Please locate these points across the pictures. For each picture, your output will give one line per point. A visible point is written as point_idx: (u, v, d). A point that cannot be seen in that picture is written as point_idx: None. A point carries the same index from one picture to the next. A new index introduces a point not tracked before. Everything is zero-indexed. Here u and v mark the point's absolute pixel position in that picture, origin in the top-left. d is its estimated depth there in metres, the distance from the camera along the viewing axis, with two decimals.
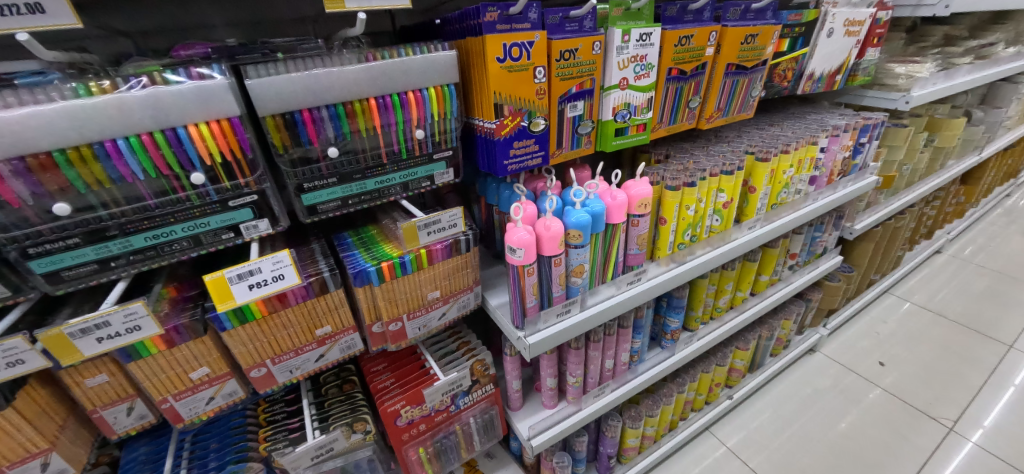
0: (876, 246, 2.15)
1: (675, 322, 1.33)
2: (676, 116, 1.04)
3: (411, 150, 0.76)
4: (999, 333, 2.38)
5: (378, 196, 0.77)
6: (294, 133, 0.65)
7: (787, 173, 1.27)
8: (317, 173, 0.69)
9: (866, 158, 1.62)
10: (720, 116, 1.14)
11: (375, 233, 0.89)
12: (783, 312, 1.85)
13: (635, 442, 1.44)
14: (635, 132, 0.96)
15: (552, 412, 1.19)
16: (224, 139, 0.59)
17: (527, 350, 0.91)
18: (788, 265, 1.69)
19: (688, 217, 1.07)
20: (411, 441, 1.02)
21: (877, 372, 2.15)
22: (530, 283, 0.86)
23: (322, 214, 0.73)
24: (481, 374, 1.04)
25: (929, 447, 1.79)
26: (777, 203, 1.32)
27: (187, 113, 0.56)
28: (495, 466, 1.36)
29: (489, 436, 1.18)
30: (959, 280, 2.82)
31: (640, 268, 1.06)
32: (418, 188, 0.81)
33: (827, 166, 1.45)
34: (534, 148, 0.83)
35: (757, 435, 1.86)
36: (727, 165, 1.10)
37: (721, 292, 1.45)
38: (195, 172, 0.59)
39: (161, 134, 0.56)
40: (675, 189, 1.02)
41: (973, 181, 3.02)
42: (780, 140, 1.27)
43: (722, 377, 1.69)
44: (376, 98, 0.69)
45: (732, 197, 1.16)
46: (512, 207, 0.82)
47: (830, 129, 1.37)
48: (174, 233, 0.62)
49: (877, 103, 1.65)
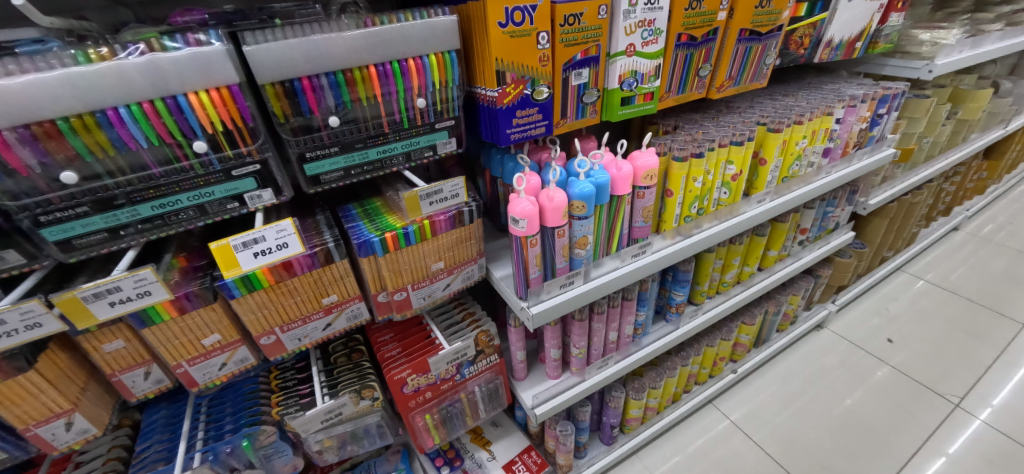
0: (891, 221, 2.11)
1: (680, 296, 1.33)
2: (685, 85, 1.01)
3: (412, 119, 0.75)
4: (1013, 311, 2.35)
5: (380, 166, 0.77)
6: (295, 102, 0.64)
7: (799, 144, 1.24)
8: (319, 142, 0.69)
9: (884, 130, 1.56)
10: (731, 85, 1.11)
11: (380, 204, 0.90)
12: (791, 287, 1.83)
13: (638, 413, 1.47)
14: (642, 102, 0.94)
15: (556, 383, 1.22)
16: (224, 107, 0.59)
17: (529, 320, 0.91)
18: (798, 240, 1.67)
19: (695, 189, 1.06)
20: (417, 408, 1.05)
21: (885, 349, 2.14)
22: (534, 254, 0.86)
23: (325, 184, 0.73)
24: (485, 344, 1.06)
25: (935, 424, 1.80)
26: (788, 176, 1.30)
27: (187, 81, 0.56)
28: (501, 435, 1.40)
29: (494, 405, 1.20)
30: (975, 258, 2.76)
31: (645, 241, 1.06)
32: (421, 158, 0.80)
33: (842, 138, 1.40)
34: (537, 117, 0.81)
35: (761, 410, 1.88)
36: (737, 135, 1.08)
37: (728, 266, 1.45)
38: (197, 141, 0.59)
39: (162, 103, 0.56)
40: (682, 160, 1.00)
41: (996, 155, 2.92)
42: (793, 111, 1.23)
43: (727, 351, 1.70)
44: (377, 65, 0.68)
45: (741, 169, 1.13)
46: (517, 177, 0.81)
47: (846, 100, 1.33)
48: (180, 203, 0.63)
49: (898, 72, 1.58)
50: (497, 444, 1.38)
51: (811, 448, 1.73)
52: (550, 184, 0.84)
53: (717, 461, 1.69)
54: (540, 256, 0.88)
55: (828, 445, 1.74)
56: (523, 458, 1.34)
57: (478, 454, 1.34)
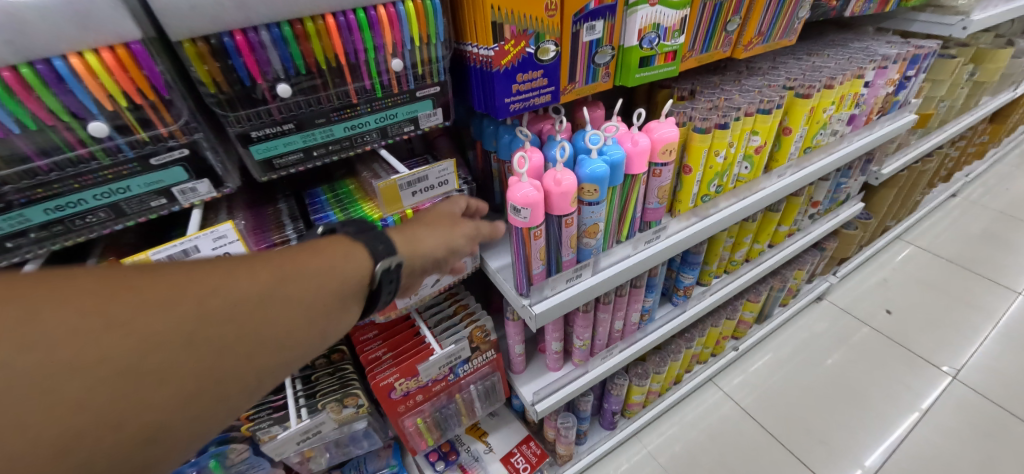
0: (899, 191, 2.03)
1: (689, 279, 1.23)
2: (710, 43, 0.86)
3: (387, 85, 0.60)
4: (1008, 279, 2.34)
5: (349, 145, 0.63)
6: (228, 66, 0.49)
7: (827, 111, 1.11)
8: (267, 118, 0.54)
9: (909, 94, 1.44)
10: (759, 43, 0.96)
11: (353, 188, 0.76)
12: (797, 262, 1.75)
13: (640, 398, 1.41)
14: (663, 63, 0.79)
15: (557, 375, 1.14)
16: (125, 73, 0.43)
17: (532, 320, 0.80)
18: (810, 214, 1.57)
19: (716, 165, 0.93)
20: (407, 412, 0.95)
21: (883, 320, 2.12)
22: (539, 247, 0.74)
23: (281, 169, 0.59)
24: (480, 340, 0.95)
25: (932, 396, 1.79)
26: (811, 146, 1.18)
27: (64, 36, 0.39)
28: (498, 425, 1.33)
29: (492, 401, 1.11)
30: (973, 226, 2.73)
31: (659, 224, 0.94)
32: (399, 134, 0.66)
33: (868, 103, 1.28)
34: (542, 83, 0.67)
35: (761, 385, 1.85)
36: (765, 102, 0.94)
37: (738, 245, 1.35)
38: (94, 121, 0.44)
39: (30, 70, 0.39)
40: (705, 131, 0.87)
41: (1001, 119, 2.83)
42: (822, 72, 1.09)
43: (730, 330, 1.63)
44: (336, 15, 0.52)
45: (766, 141, 1.01)
46: (519, 158, 0.67)
47: (878, 60, 1.19)
48: (86, 202, 0.48)
49: (928, 29, 1.44)
50: (494, 435, 1.31)
51: (811, 423, 1.71)
52: (558, 165, 0.70)
53: (717, 438, 1.66)
54: (544, 250, 0.76)
55: (827, 419, 1.72)
56: (522, 449, 1.28)
57: (474, 447, 1.27)
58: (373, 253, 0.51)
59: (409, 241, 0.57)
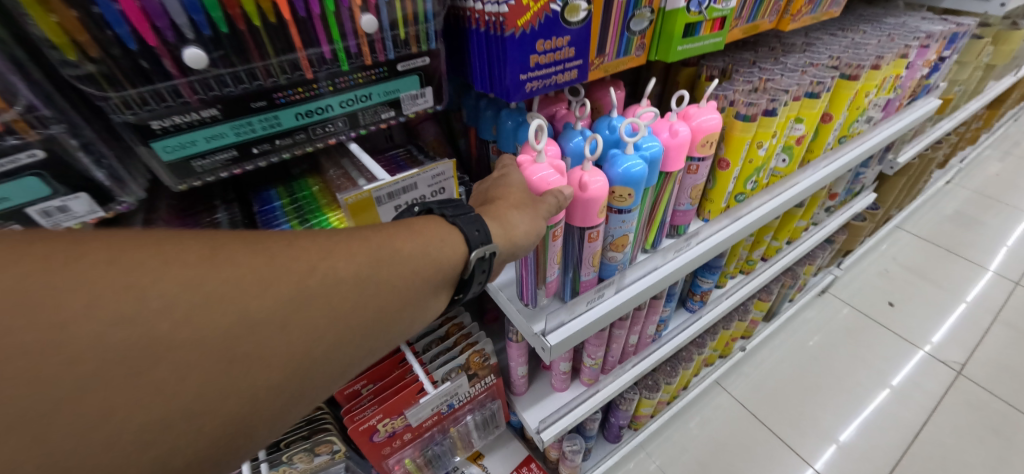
0: (908, 180, 1.93)
1: (708, 284, 1.11)
2: (759, 9, 0.71)
3: (355, 54, 0.43)
4: (1004, 268, 2.32)
5: (305, 138, 0.46)
6: (96, 17, 0.31)
7: (869, 95, 0.98)
8: (174, 100, 0.36)
9: (938, 77, 1.32)
10: (806, 13, 0.81)
11: (318, 190, 0.60)
12: (808, 257, 1.65)
13: (649, 410, 1.30)
14: (709, 32, 0.63)
15: (565, 396, 1.00)
16: None
17: (546, 352, 0.65)
18: (826, 207, 1.45)
19: (757, 158, 0.79)
20: (394, 454, 0.80)
21: (886, 313, 2.07)
22: (557, 249, 0.59)
23: (205, 173, 0.42)
24: (478, 366, 0.81)
25: (939, 392, 1.75)
26: (847, 135, 1.05)
27: None
28: (495, 446, 1.20)
29: (491, 429, 0.97)
30: (963, 213, 2.71)
31: (688, 229, 0.80)
32: (375, 122, 0.49)
33: (904, 86, 1.15)
34: (567, 54, 0.50)
35: (766, 385, 1.76)
36: (814, 84, 0.80)
37: (758, 243, 1.22)
38: None
39: None
40: (749, 119, 0.72)
41: (996, 105, 2.79)
42: (867, 50, 0.95)
43: (740, 331, 1.53)
44: None
45: (808, 130, 0.87)
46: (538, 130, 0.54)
47: (921, 38, 1.06)
48: None
49: (961, 6, 1.31)
50: (490, 457, 1.18)
51: (820, 425, 1.63)
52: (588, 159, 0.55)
53: (726, 445, 1.57)
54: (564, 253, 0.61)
55: (835, 419, 1.65)
56: (523, 472, 1.15)
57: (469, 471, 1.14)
58: (467, 235, 0.43)
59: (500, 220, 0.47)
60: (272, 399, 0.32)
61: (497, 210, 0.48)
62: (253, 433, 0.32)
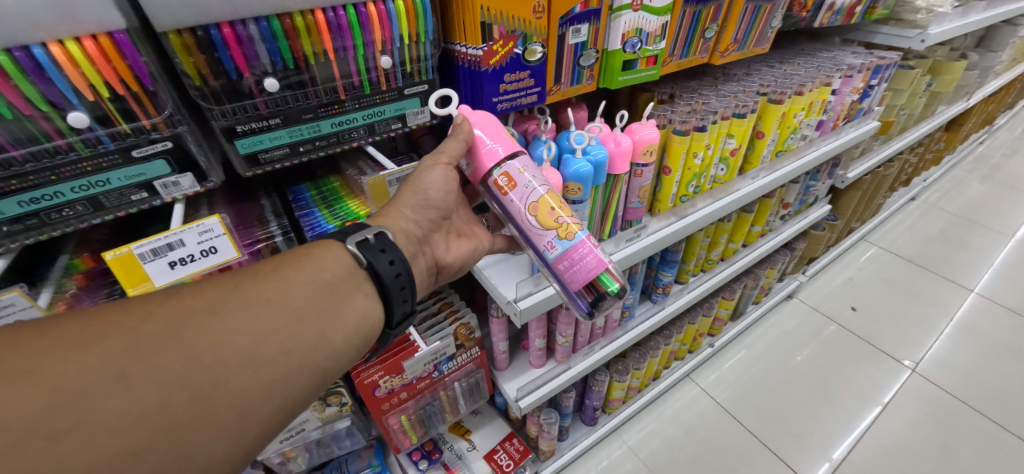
0: (863, 194, 2.12)
1: (668, 277, 1.27)
2: (689, 48, 0.89)
3: (375, 82, 0.60)
4: (961, 277, 2.49)
5: (336, 141, 0.63)
6: (215, 59, 0.48)
7: (797, 117, 1.16)
8: (253, 112, 0.53)
9: (872, 102, 1.52)
10: (734, 50, 1.00)
11: (338, 186, 0.77)
12: (769, 262, 1.82)
13: (620, 394, 1.44)
14: (644, 67, 0.81)
15: (540, 372, 1.15)
16: (108, 64, 0.42)
17: (517, 316, 0.81)
18: (781, 215, 1.64)
19: (695, 166, 0.97)
20: (391, 410, 0.95)
21: (847, 316, 2.22)
22: (537, 197, 0.63)
23: (266, 164, 0.59)
24: (465, 337, 0.96)
25: (892, 388, 1.89)
26: (782, 150, 1.23)
27: (39, 24, 0.38)
28: (481, 423, 1.35)
29: (475, 398, 1.12)
30: (927, 228, 2.89)
31: (639, 223, 0.97)
32: (387, 131, 0.67)
33: (835, 110, 1.34)
34: (528, 83, 0.68)
35: (734, 381, 1.91)
36: (740, 107, 0.98)
37: (715, 244, 1.39)
38: (74, 112, 0.43)
39: (8, 57, 0.38)
40: (684, 134, 0.90)
41: (954, 128, 3.02)
42: (793, 79, 1.14)
43: (706, 327, 1.68)
44: (327, 11, 0.52)
45: (740, 144, 1.05)
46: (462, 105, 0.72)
47: (844, 69, 1.26)
48: (64, 195, 0.47)
49: (889, 42, 1.51)
50: (476, 433, 1.32)
51: (782, 418, 1.77)
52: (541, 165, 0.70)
53: (696, 433, 1.71)
54: (554, 210, 0.63)
55: (795, 411, 1.80)
56: (505, 446, 1.29)
57: (457, 444, 1.28)
58: (341, 237, 0.57)
59: (386, 221, 0.63)
60: (266, 352, 0.45)
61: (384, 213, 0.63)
62: (257, 382, 0.44)
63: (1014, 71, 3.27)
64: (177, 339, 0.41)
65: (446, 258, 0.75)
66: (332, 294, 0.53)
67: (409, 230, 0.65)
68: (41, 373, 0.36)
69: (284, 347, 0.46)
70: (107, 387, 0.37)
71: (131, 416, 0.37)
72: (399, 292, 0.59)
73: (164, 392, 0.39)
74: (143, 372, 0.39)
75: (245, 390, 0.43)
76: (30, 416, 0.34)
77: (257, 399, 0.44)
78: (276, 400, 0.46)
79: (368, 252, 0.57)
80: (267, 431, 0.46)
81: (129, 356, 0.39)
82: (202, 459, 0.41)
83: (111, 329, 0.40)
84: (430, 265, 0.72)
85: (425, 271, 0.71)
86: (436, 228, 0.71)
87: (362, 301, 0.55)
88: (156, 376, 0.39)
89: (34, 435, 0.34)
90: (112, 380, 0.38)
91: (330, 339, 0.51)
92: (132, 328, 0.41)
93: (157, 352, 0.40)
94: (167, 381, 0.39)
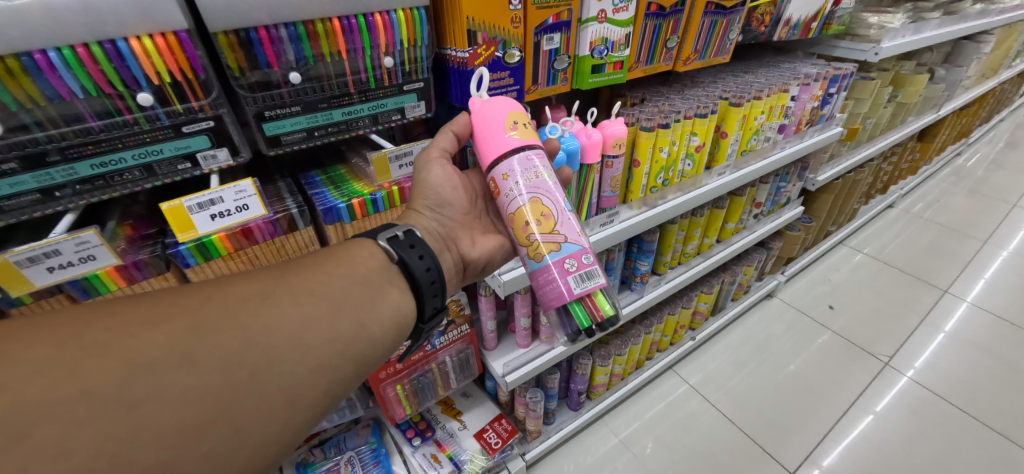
0: (836, 198, 2.25)
1: (644, 266, 1.38)
2: (653, 56, 1.02)
3: (379, 78, 0.72)
4: (937, 278, 2.59)
5: (346, 128, 0.74)
6: (251, 55, 0.60)
7: (758, 119, 1.28)
8: (279, 100, 0.65)
9: (833, 108, 1.65)
10: (696, 59, 1.13)
11: (345, 172, 0.87)
12: (746, 259, 1.93)
13: (604, 379, 1.53)
14: (612, 71, 0.94)
15: (526, 351, 1.25)
16: (171, 55, 0.54)
17: (501, 288, 0.93)
18: (754, 214, 1.76)
19: (661, 159, 1.08)
20: (388, 379, 1.05)
21: (829, 316, 2.31)
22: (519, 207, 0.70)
23: (286, 146, 0.70)
24: (456, 313, 1.07)
25: (867, 379, 1.97)
26: (746, 149, 1.35)
27: (126, 23, 0.50)
28: (471, 405, 1.44)
29: (465, 374, 1.23)
30: (906, 233, 3.01)
31: (613, 210, 1.08)
32: (389, 121, 0.78)
33: (796, 114, 1.47)
34: (509, 82, 0.80)
35: (715, 374, 1.99)
36: (701, 108, 1.11)
37: (690, 238, 1.51)
38: (142, 92, 0.54)
39: (99, 48, 0.50)
40: (650, 130, 1.02)
41: (928, 138, 3.18)
42: (753, 86, 1.28)
43: (686, 319, 1.78)
44: (341, 18, 0.64)
45: (704, 141, 1.17)
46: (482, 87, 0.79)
47: (801, 78, 1.39)
48: (125, 162, 0.58)
49: (848, 55, 1.65)
50: (467, 414, 1.40)
51: (761, 408, 1.84)
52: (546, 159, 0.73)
53: (678, 421, 1.79)
54: (531, 224, 0.70)
55: (772, 399, 1.88)
56: (494, 425, 1.37)
57: (449, 424, 1.36)
58: (371, 237, 0.69)
59: (411, 221, 0.76)
60: (310, 338, 0.53)
61: (409, 216, 0.77)
62: (304, 365, 0.52)
63: (983, 84, 3.44)
64: (231, 322, 0.50)
65: (472, 253, 0.84)
66: (369, 288, 0.62)
67: (432, 228, 0.78)
68: (120, 348, 0.44)
69: (308, 315, 0.54)
70: (176, 363, 0.45)
71: (199, 390, 0.45)
72: (429, 286, 0.69)
73: (226, 371, 0.47)
74: (206, 350, 0.47)
75: (295, 373, 0.51)
76: (112, 384, 0.42)
77: (306, 381, 0.52)
78: (322, 384, 0.53)
79: (398, 247, 0.68)
80: (314, 416, 0.53)
81: (194, 335, 0.47)
82: (257, 434, 0.48)
83: (174, 313, 0.48)
84: (457, 261, 0.82)
85: (453, 267, 0.81)
86: (459, 226, 0.83)
87: (397, 294, 0.65)
88: (218, 355, 0.47)
89: (117, 403, 0.41)
90: (182, 356, 0.46)
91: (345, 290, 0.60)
92: (194, 311, 0.49)
93: (215, 333, 0.48)
94: (226, 359, 0.47)
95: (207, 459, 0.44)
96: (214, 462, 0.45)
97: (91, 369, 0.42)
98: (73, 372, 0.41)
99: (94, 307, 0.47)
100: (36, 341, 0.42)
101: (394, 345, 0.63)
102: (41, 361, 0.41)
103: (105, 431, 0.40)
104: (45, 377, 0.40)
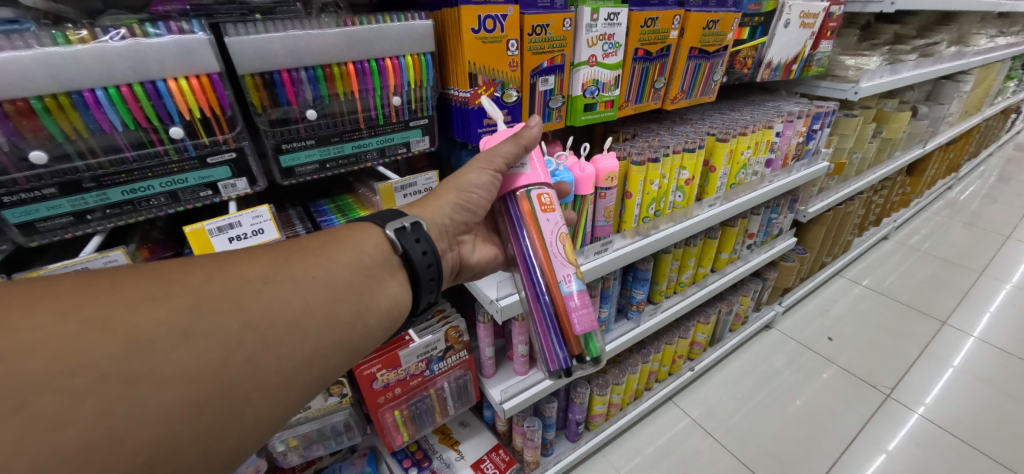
0: (829, 229, 2.31)
1: (640, 294, 1.41)
2: (643, 95, 1.10)
3: (388, 115, 0.79)
4: (935, 310, 2.60)
5: (355, 161, 0.80)
6: (273, 93, 0.66)
7: (744, 154, 1.35)
8: (296, 134, 0.71)
9: (818, 144, 1.72)
10: (684, 99, 1.21)
11: (352, 201, 0.93)
12: (742, 289, 1.96)
13: (601, 409, 1.53)
14: (602, 109, 1.01)
15: (523, 378, 1.26)
16: (202, 94, 0.60)
17: (498, 312, 0.96)
18: (747, 244, 1.80)
19: (652, 191, 1.14)
20: (386, 405, 1.06)
21: (831, 349, 2.30)
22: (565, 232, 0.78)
23: (300, 176, 0.75)
24: (455, 339, 1.08)
25: (869, 413, 1.95)
26: (735, 182, 1.41)
27: (166, 66, 0.56)
28: (468, 434, 1.43)
29: (463, 402, 1.23)
30: (904, 266, 3.03)
31: (606, 239, 1.12)
32: (395, 154, 0.84)
33: (782, 149, 1.55)
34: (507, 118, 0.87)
35: (715, 408, 1.96)
36: (689, 143, 1.18)
37: (684, 267, 1.54)
38: (174, 127, 0.60)
39: (140, 87, 0.56)
40: (640, 164, 1.08)
41: (917, 172, 3.28)
42: (738, 124, 1.35)
43: (684, 349, 1.79)
44: (355, 62, 0.71)
45: (693, 175, 1.23)
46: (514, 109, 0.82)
47: (785, 115, 1.47)
48: (152, 188, 0.63)
49: (830, 94, 1.74)
50: (464, 444, 1.39)
51: (763, 442, 1.81)
52: None
53: (680, 456, 1.76)
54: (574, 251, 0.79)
55: (774, 432, 1.85)
56: (492, 456, 1.36)
57: (445, 454, 1.34)
58: (380, 223, 0.69)
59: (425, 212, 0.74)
60: (310, 328, 0.54)
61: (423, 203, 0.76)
62: (301, 353, 0.53)
63: (969, 121, 3.56)
64: (235, 305, 0.50)
65: (470, 258, 0.89)
66: (370, 280, 0.64)
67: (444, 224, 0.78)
68: (123, 324, 0.43)
69: (316, 307, 0.56)
70: (177, 341, 0.45)
71: (197, 370, 0.45)
72: (427, 270, 0.71)
73: (226, 352, 0.47)
74: (207, 333, 0.47)
75: (290, 358, 0.52)
76: (113, 359, 0.41)
77: (302, 366, 0.53)
78: (315, 371, 0.55)
79: (404, 238, 0.68)
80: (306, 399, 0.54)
81: (195, 313, 0.47)
82: (250, 415, 0.49)
83: (176, 289, 0.48)
84: (455, 262, 0.85)
85: (451, 266, 0.83)
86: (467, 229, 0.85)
87: (395, 287, 0.67)
88: (219, 338, 0.47)
89: (117, 377, 0.41)
90: (181, 334, 0.45)
91: (352, 281, 0.61)
92: (196, 288, 0.49)
93: (217, 315, 0.48)
94: (227, 341, 0.48)
95: (198, 434, 0.45)
96: (206, 440, 0.46)
97: (90, 343, 0.41)
98: (75, 344, 0.41)
99: (98, 280, 0.46)
100: (39, 310, 0.41)
101: (382, 341, 0.65)
102: (46, 331, 0.40)
103: (104, 406, 0.40)
104: (48, 345, 0.40)
